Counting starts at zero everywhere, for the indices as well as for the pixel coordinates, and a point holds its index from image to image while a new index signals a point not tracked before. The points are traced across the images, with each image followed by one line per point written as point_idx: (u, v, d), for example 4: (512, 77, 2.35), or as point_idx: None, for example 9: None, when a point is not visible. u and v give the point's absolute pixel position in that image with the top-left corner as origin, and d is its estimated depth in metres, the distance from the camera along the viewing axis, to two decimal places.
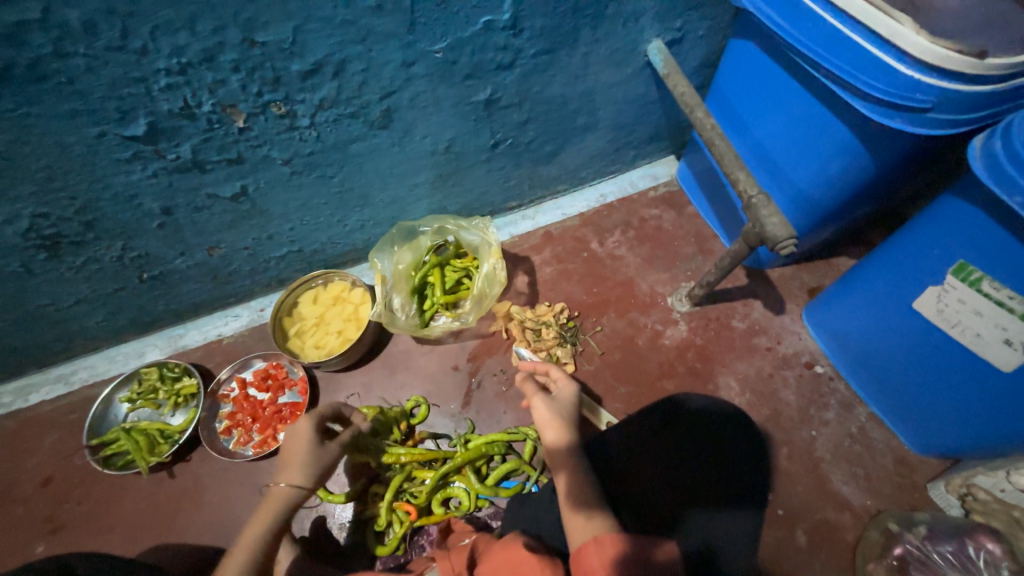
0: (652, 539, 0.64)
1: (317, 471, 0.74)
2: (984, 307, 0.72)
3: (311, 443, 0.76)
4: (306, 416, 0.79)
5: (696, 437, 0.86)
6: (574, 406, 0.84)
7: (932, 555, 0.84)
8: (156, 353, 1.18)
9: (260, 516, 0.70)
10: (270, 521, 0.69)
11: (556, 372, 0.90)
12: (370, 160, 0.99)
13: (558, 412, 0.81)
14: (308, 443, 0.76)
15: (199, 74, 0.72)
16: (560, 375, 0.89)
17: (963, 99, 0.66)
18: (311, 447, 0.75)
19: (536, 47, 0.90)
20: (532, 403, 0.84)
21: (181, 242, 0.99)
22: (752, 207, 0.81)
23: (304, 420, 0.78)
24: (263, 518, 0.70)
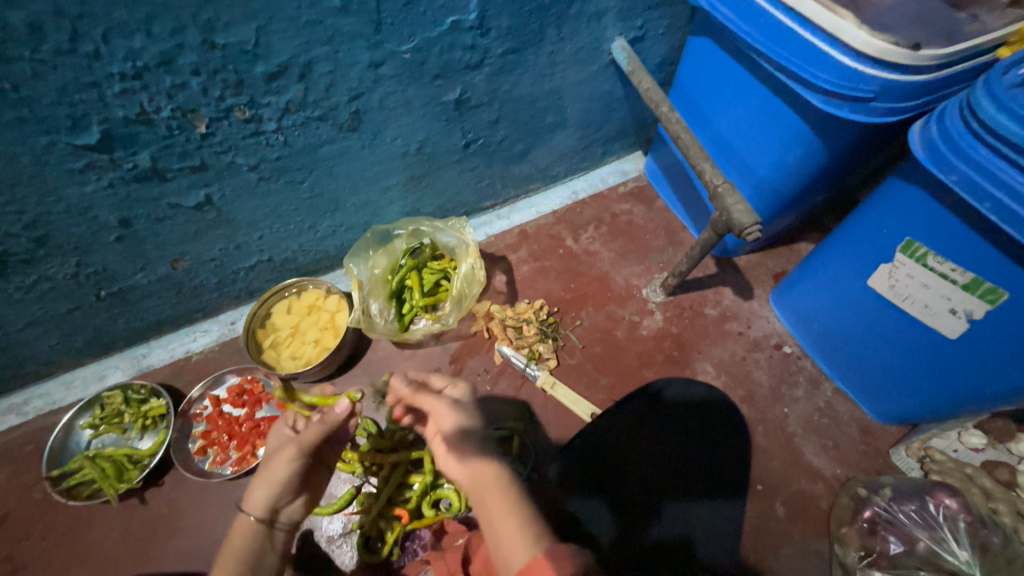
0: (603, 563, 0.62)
1: (264, 481, 0.71)
2: (930, 280, 0.78)
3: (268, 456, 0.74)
4: (274, 427, 0.79)
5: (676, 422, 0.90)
6: (473, 406, 0.75)
7: (897, 515, 0.89)
8: (118, 375, 1.12)
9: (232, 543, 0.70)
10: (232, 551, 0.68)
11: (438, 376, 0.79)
12: (341, 163, 0.98)
13: (465, 412, 0.73)
14: (266, 455, 0.74)
15: (156, 79, 0.69)
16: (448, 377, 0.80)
17: (902, 88, 0.71)
18: (270, 457, 0.74)
19: (504, 46, 0.91)
20: (436, 410, 0.73)
21: (142, 256, 0.95)
22: (718, 196, 0.84)
23: (272, 432, 0.78)
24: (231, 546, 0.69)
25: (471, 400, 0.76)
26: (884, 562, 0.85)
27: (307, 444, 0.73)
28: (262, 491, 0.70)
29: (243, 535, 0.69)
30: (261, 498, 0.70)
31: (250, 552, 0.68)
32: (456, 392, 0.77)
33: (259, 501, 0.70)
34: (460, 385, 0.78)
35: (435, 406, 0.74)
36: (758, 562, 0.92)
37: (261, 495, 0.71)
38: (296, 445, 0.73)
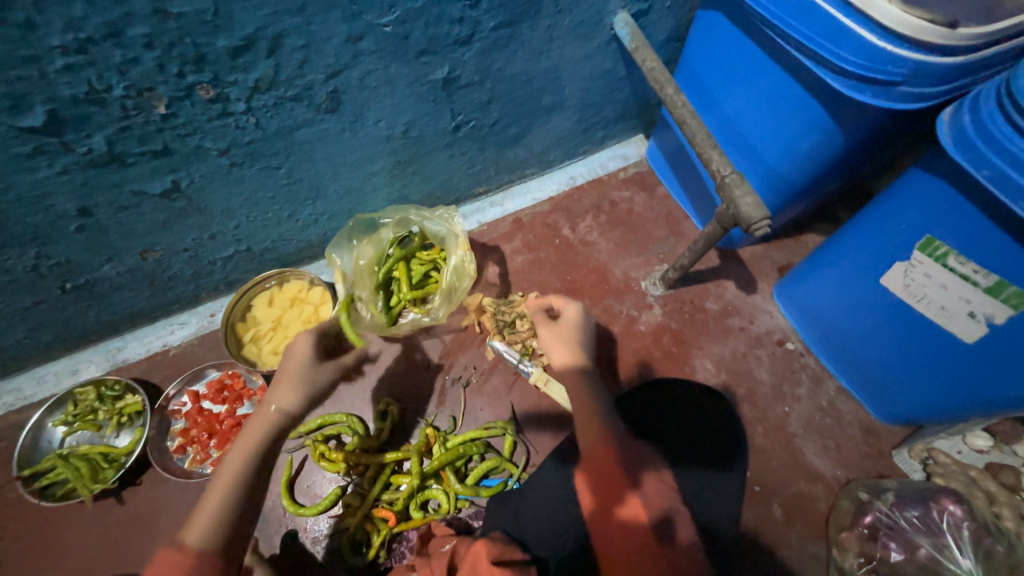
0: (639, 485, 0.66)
1: (298, 386, 0.77)
2: (950, 281, 0.73)
3: (300, 368, 0.80)
4: (300, 339, 0.85)
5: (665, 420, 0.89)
6: (580, 330, 0.89)
7: (899, 521, 0.86)
8: (92, 370, 1.07)
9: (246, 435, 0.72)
10: (255, 441, 0.71)
11: (557, 298, 0.94)
12: (320, 147, 0.91)
13: (567, 336, 0.87)
14: (303, 366, 0.81)
15: (104, 53, 0.62)
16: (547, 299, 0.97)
17: (935, 71, 0.65)
18: (306, 368, 0.80)
19: (496, 19, 0.83)
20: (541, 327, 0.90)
21: (107, 246, 0.88)
22: (725, 188, 0.78)
23: (299, 343, 0.84)
24: (252, 436, 0.72)
25: (580, 325, 0.90)
26: (885, 568, 0.84)
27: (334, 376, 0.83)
28: (304, 396, 0.77)
29: (272, 427, 0.73)
30: (300, 400, 0.76)
31: (273, 444, 0.73)
32: (566, 315, 0.91)
33: (296, 401, 0.76)
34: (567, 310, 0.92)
35: (542, 329, 0.90)
36: (753, 566, 0.91)
37: (297, 398, 0.76)
38: (338, 367, 0.85)
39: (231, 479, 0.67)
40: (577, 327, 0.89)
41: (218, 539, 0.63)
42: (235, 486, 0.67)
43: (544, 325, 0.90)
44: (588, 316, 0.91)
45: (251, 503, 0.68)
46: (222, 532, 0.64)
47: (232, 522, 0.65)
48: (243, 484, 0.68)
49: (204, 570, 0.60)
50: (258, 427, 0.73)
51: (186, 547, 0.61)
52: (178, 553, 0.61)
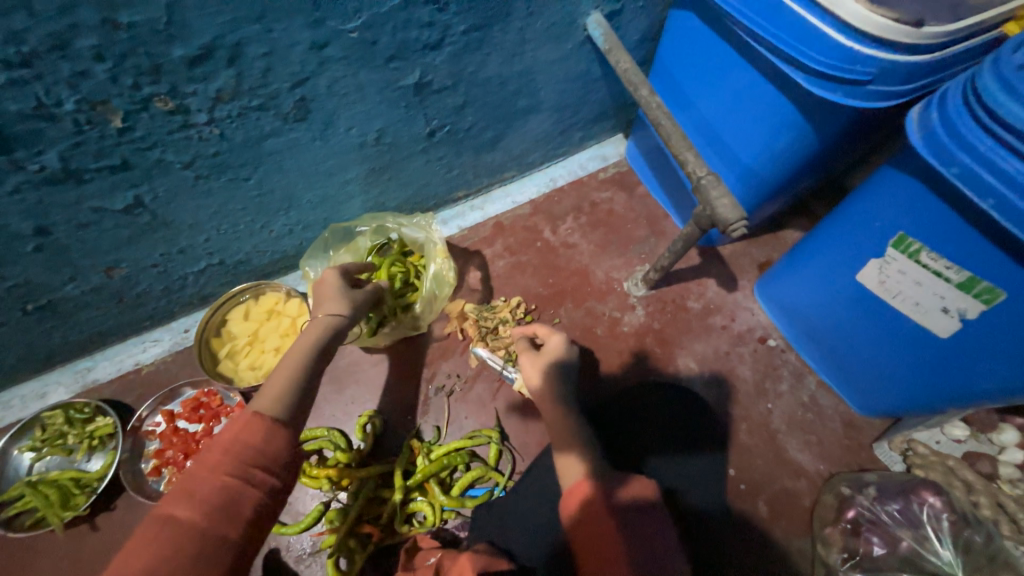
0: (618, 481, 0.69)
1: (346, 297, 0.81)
2: (923, 277, 0.73)
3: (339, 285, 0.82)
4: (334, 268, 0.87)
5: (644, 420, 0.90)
6: (561, 363, 0.87)
7: (881, 514, 0.87)
8: (61, 392, 1.04)
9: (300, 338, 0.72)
10: (312, 339, 0.72)
11: (544, 329, 0.93)
12: (290, 156, 0.88)
13: (544, 367, 0.86)
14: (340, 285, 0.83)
15: (51, 66, 0.59)
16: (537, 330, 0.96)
17: (901, 70, 0.65)
18: (343, 285, 0.83)
19: (466, 22, 0.81)
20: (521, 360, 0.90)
21: (69, 265, 0.85)
22: (701, 189, 0.78)
23: (334, 271, 0.86)
24: (309, 334, 0.72)
25: (563, 355, 0.88)
26: (867, 563, 0.84)
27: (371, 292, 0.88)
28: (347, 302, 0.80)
29: (328, 327, 0.75)
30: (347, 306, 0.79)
31: (330, 342, 0.74)
32: (549, 345, 0.90)
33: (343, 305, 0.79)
34: (552, 341, 0.90)
35: (524, 358, 0.90)
36: (739, 564, 0.91)
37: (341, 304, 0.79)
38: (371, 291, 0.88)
39: (296, 364, 0.68)
40: (566, 361, 0.87)
41: (290, 409, 0.64)
42: (302, 368, 0.68)
43: (523, 356, 0.90)
44: (570, 347, 0.89)
45: (312, 389, 0.68)
46: (292, 400, 0.65)
47: (300, 395, 0.66)
48: (309, 372, 0.69)
49: (277, 440, 0.59)
50: (314, 327, 0.74)
51: (262, 412, 0.61)
52: (256, 417, 0.60)
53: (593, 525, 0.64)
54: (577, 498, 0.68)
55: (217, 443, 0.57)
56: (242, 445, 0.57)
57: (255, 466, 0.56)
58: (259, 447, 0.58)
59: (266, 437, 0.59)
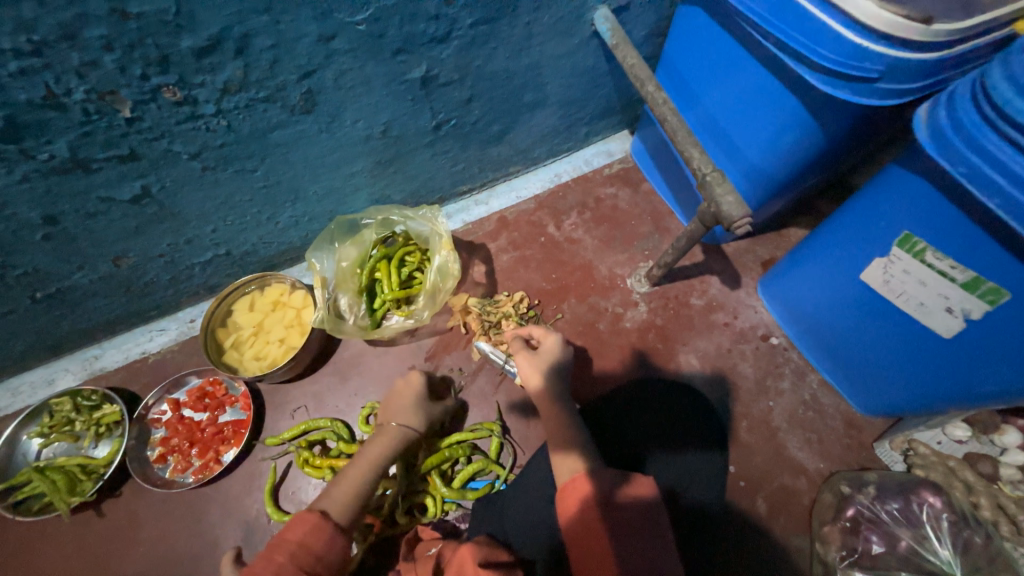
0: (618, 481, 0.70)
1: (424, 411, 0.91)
2: (928, 277, 0.73)
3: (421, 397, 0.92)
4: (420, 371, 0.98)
5: (644, 414, 0.91)
6: (557, 361, 0.90)
7: (880, 513, 0.88)
8: (69, 380, 1.05)
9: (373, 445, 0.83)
10: (387, 448, 0.83)
11: (538, 329, 0.95)
12: (296, 149, 0.88)
13: (541, 366, 0.88)
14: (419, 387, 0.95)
15: (60, 55, 0.59)
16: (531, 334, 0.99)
17: (910, 67, 0.64)
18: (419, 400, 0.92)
19: (474, 16, 0.81)
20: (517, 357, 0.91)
21: (77, 254, 0.86)
22: (706, 186, 0.78)
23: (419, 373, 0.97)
24: (384, 443, 0.83)
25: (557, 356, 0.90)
26: (866, 561, 0.85)
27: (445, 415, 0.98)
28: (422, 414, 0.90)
29: (400, 436, 0.85)
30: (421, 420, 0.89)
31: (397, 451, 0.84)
32: (544, 345, 0.92)
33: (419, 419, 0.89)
34: (547, 341, 0.92)
35: (520, 357, 0.90)
36: (737, 560, 0.92)
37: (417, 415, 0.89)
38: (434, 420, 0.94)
39: (369, 471, 0.79)
40: (556, 360, 0.90)
41: (350, 518, 0.75)
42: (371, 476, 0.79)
43: (520, 354, 0.91)
44: (565, 347, 0.92)
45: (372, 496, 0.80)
46: (357, 508, 0.76)
47: (360, 500, 0.77)
48: (374, 483, 0.80)
49: (338, 546, 0.70)
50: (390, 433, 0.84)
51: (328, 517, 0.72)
52: (324, 522, 0.70)
53: (585, 522, 0.65)
54: (572, 494, 0.69)
55: (285, 545, 0.67)
56: (305, 551, 0.67)
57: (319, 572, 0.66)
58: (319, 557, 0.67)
59: (328, 545, 0.69)
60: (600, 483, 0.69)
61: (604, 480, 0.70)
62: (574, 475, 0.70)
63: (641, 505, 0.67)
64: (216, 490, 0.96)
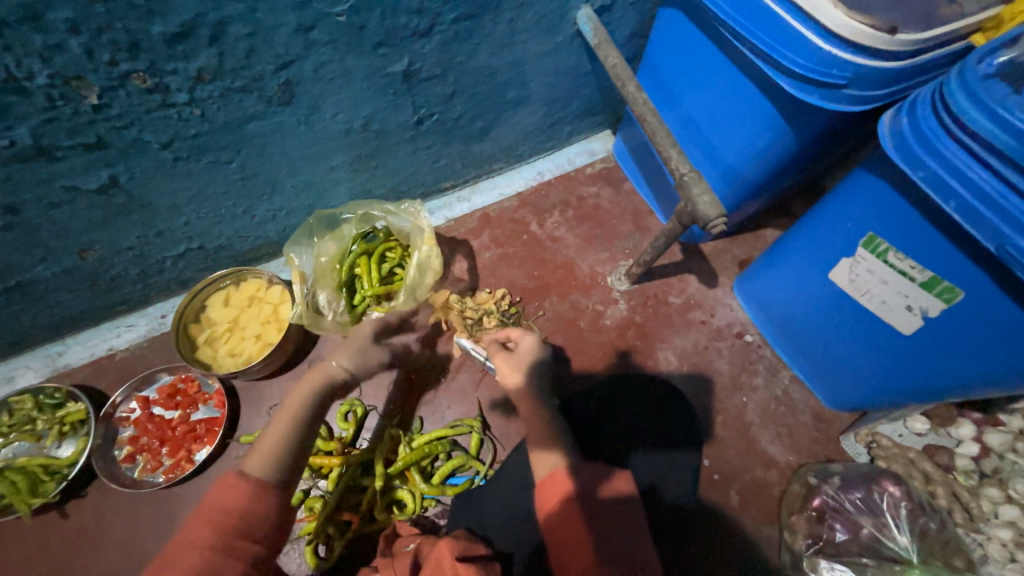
0: (597, 480, 0.70)
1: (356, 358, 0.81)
2: (889, 276, 0.77)
3: (366, 340, 0.84)
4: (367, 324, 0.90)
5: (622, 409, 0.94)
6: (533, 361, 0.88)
7: (844, 503, 0.92)
8: (30, 377, 1.01)
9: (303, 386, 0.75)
10: (313, 389, 0.75)
11: (516, 331, 0.92)
12: (274, 141, 0.87)
13: (517, 365, 0.87)
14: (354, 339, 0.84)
15: (22, 37, 0.57)
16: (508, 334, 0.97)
17: (875, 75, 0.67)
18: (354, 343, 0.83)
19: (456, 11, 0.81)
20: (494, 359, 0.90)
21: (39, 245, 0.83)
22: (683, 186, 0.79)
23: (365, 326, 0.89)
24: (310, 383, 0.75)
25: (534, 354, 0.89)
26: (830, 548, 0.89)
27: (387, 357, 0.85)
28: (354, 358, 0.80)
29: (330, 377, 0.77)
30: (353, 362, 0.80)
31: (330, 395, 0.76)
32: (520, 345, 0.90)
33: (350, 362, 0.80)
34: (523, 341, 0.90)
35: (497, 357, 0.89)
36: (710, 551, 0.94)
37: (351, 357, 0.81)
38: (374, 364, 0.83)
39: (297, 415, 0.71)
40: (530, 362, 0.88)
41: (280, 472, 0.66)
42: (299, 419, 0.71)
43: (496, 355, 0.89)
44: (543, 348, 0.89)
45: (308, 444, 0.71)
46: (287, 460, 0.67)
47: (289, 449, 0.68)
48: (307, 423, 0.72)
49: (265, 500, 0.62)
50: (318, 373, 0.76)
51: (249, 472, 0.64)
52: (238, 479, 0.63)
53: (565, 515, 0.65)
54: (551, 488, 0.69)
55: (202, 509, 0.61)
56: (222, 513, 0.60)
57: (237, 533, 0.59)
58: (243, 519, 0.60)
59: (251, 502, 0.61)
60: (579, 481, 0.69)
61: (583, 474, 0.70)
62: (554, 469, 0.71)
63: (619, 498, 0.68)
64: (188, 490, 0.94)
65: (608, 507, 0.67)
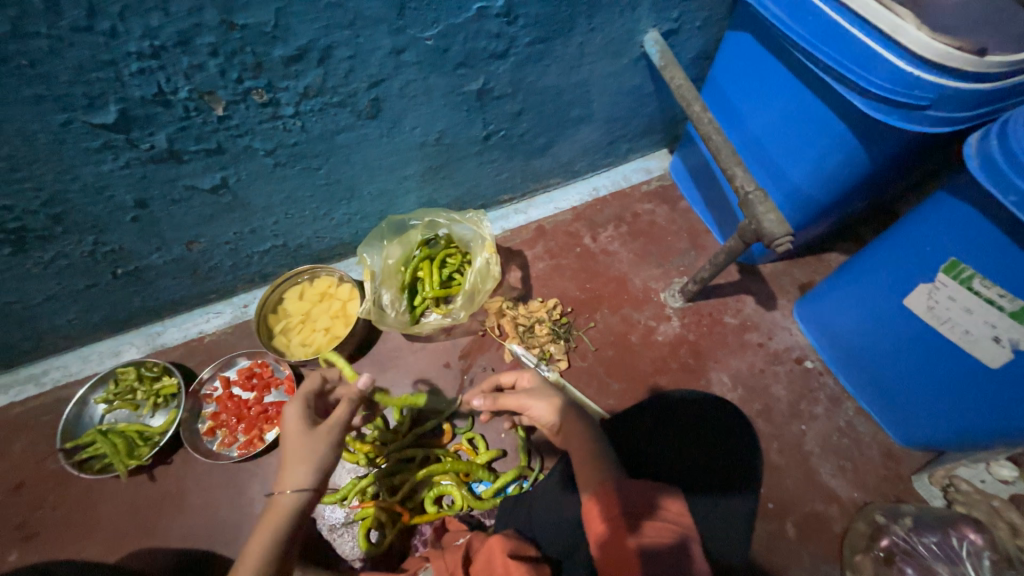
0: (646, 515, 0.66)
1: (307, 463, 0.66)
2: (974, 305, 0.73)
3: (304, 440, 0.68)
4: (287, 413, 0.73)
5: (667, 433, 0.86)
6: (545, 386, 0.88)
7: (917, 547, 0.86)
8: (133, 352, 1.14)
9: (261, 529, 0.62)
10: (275, 529, 0.61)
11: (506, 373, 0.93)
12: (358, 151, 0.96)
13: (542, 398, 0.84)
14: (295, 442, 0.68)
15: (174, 59, 0.67)
16: (517, 374, 0.93)
17: (961, 96, 0.66)
18: (294, 448, 0.67)
19: (531, 35, 0.87)
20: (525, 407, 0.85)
21: (157, 236, 0.95)
22: (748, 204, 0.79)
23: (288, 417, 0.72)
24: (267, 527, 0.61)
25: (542, 385, 0.88)
26: None
27: (343, 421, 0.72)
28: (309, 471, 0.65)
29: (286, 510, 0.62)
30: (307, 476, 0.65)
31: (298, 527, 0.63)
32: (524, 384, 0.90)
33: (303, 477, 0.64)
34: (523, 380, 0.91)
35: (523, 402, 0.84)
36: None
37: (301, 470, 0.65)
38: (333, 425, 0.71)
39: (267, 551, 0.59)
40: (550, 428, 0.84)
41: None
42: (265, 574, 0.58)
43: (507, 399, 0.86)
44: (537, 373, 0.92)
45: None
46: None
47: None
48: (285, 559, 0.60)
49: None
50: (271, 511, 0.62)
51: None
52: None
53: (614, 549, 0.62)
54: (599, 513, 0.66)
55: None
56: None
57: None
58: None
59: None
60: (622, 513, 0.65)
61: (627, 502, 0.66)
62: (590, 501, 0.67)
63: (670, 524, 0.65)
64: (256, 467, 1.02)
65: (658, 533, 0.64)
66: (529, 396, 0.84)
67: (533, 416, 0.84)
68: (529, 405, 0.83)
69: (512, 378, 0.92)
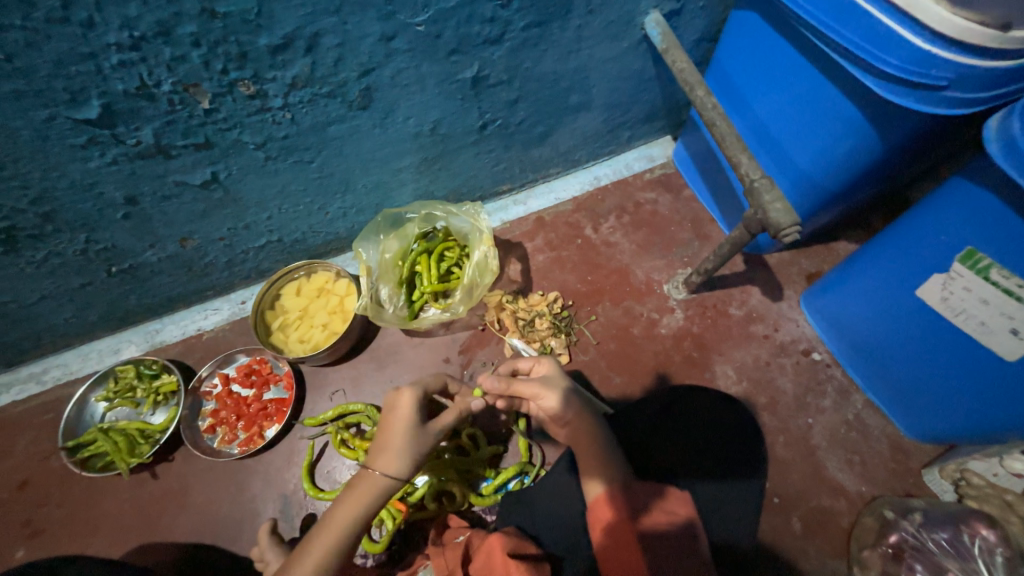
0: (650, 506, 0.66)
1: (412, 457, 0.72)
2: (991, 295, 0.70)
3: (412, 432, 0.73)
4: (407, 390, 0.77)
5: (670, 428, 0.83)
6: (559, 374, 0.84)
7: (927, 543, 0.84)
8: (132, 350, 1.14)
9: (351, 500, 0.69)
10: (366, 504, 0.69)
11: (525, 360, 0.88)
12: (351, 143, 0.93)
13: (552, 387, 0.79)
14: (407, 428, 0.73)
15: (155, 50, 0.65)
16: (534, 360, 0.87)
17: (981, 75, 0.62)
18: (406, 435, 0.73)
19: (526, 19, 0.84)
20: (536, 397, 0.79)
21: (150, 233, 0.94)
22: (754, 192, 0.76)
23: (406, 395, 0.76)
24: (359, 500, 0.68)
25: (558, 376, 0.83)
26: None
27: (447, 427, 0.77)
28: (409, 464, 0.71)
29: (379, 491, 0.69)
30: (407, 468, 0.71)
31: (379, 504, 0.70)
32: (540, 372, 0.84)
33: (402, 468, 0.70)
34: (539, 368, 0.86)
35: (536, 389, 0.79)
36: None
37: (403, 461, 0.71)
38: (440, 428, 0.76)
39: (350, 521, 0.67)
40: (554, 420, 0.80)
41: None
42: (342, 543, 0.66)
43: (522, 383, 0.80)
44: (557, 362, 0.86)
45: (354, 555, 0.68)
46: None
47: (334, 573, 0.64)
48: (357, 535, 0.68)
49: None
50: (366, 487, 0.69)
51: None
52: None
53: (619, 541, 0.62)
54: (606, 507, 0.66)
55: None
56: None
57: None
58: None
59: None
60: (627, 506, 0.65)
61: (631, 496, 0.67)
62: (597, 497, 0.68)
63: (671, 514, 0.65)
64: (258, 464, 1.02)
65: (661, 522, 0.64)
66: (544, 384, 0.79)
67: (541, 404, 0.79)
68: (540, 394, 0.78)
69: (527, 365, 0.87)
